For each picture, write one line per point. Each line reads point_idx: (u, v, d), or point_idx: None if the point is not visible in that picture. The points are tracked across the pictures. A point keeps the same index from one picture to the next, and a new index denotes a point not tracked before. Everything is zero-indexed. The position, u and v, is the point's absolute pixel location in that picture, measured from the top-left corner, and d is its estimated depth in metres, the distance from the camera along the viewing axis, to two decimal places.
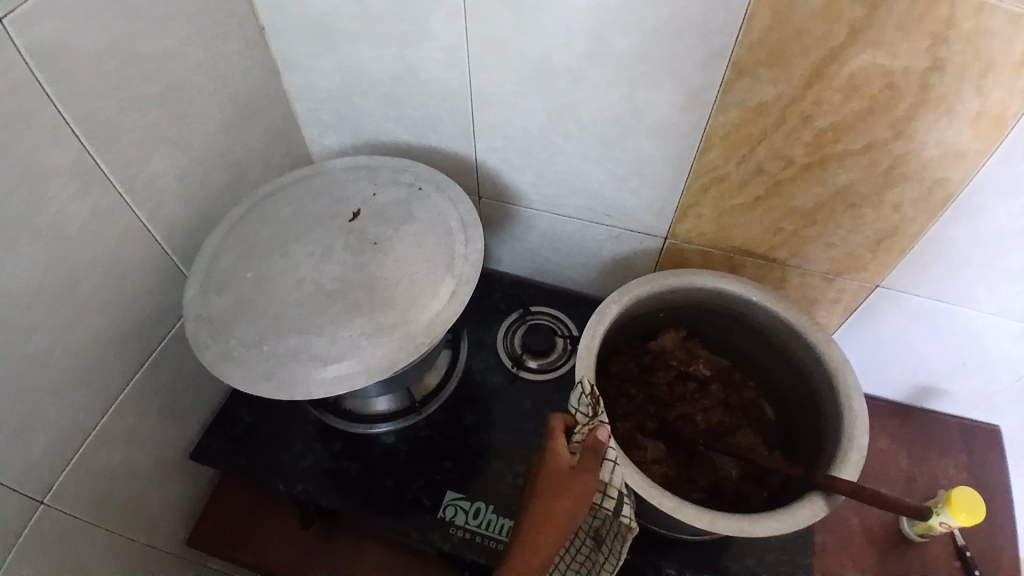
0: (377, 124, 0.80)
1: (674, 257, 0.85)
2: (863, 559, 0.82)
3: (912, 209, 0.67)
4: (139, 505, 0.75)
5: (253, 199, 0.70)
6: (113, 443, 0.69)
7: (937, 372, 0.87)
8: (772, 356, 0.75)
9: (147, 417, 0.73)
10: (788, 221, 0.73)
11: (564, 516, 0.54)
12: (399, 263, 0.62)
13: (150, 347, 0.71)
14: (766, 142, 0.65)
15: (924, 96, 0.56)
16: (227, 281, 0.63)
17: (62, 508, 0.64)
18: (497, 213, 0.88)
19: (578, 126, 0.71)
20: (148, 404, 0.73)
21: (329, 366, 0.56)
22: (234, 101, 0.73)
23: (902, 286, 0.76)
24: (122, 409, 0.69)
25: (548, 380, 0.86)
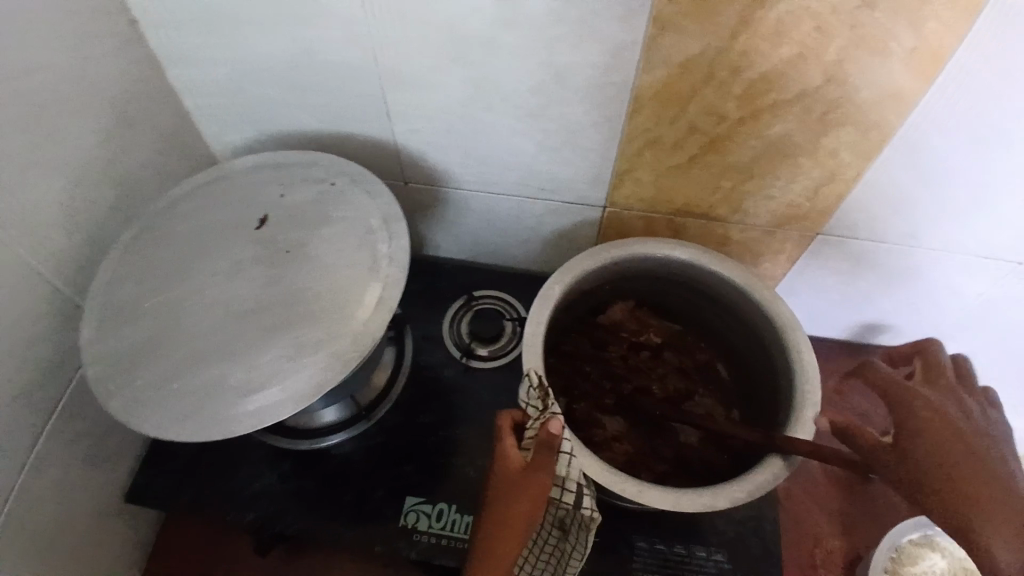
0: (281, 114, 0.72)
1: (616, 225, 0.81)
2: (829, 502, 0.83)
3: (848, 154, 0.65)
4: (79, 562, 0.69)
5: (146, 217, 0.63)
6: (36, 502, 0.62)
7: (882, 309, 0.88)
8: (722, 316, 0.74)
9: (70, 467, 0.66)
10: (726, 177, 0.71)
11: (522, 519, 0.52)
12: (317, 272, 0.57)
13: (58, 393, 0.63)
14: (697, 99, 0.62)
15: (854, 36, 0.54)
16: (126, 315, 0.56)
17: None
18: (427, 197, 0.82)
19: (500, 99, 0.66)
20: (70, 454, 0.66)
21: (251, 399, 0.52)
22: (111, 107, 0.64)
23: (845, 230, 0.75)
24: (41, 465, 0.62)
25: (500, 366, 0.83)
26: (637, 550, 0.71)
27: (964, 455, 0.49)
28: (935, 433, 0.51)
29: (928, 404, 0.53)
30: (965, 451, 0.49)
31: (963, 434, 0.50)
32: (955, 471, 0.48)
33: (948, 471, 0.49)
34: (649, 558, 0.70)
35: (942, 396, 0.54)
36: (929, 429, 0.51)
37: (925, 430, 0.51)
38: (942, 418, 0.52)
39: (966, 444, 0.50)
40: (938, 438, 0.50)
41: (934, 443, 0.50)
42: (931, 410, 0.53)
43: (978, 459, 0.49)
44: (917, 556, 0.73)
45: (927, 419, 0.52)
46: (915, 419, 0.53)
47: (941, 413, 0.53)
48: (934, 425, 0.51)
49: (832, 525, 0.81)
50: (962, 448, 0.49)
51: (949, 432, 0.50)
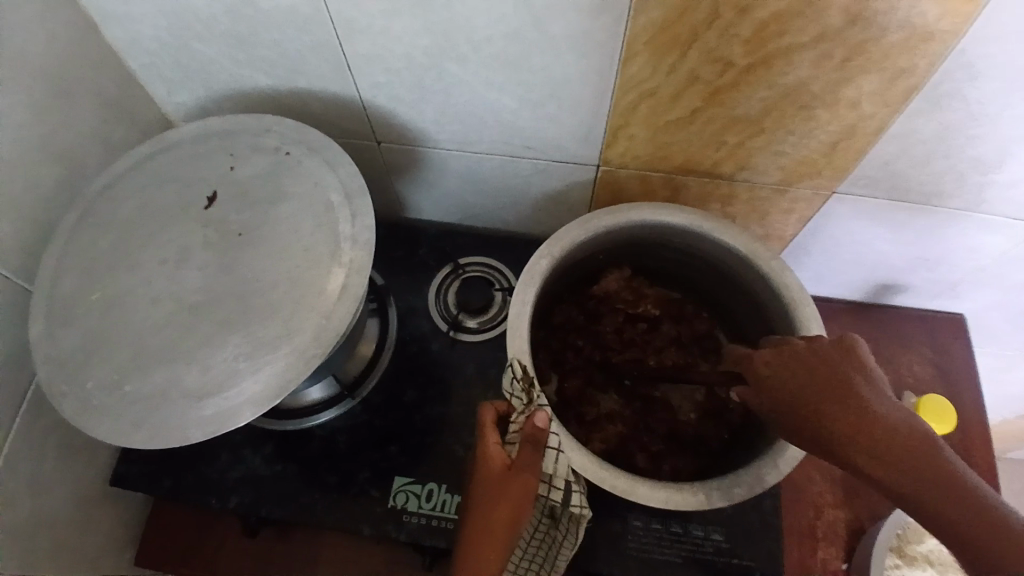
0: (232, 72, 0.65)
1: (610, 185, 0.75)
2: (831, 469, 0.79)
3: (870, 104, 0.57)
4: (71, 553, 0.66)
5: (88, 198, 0.57)
6: (13, 500, 0.57)
7: (897, 268, 0.82)
8: (725, 285, 0.68)
9: (46, 460, 0.61)
10: (731, 131, 0.63)
11: (506, 525, 0.49)
12: (273, 258, 0.52)
13: (24, 385, 0.58)
14: (698, 43, 0.54)
15: None
16: (72, 309, 0.52)
17: None
18: (403, 158, 0.75)
19: (472, 49, 0.58)
20: (45, 448, 0.61)
21: (206, 403, 0.48)
22: (41, 74, 0.57)
23: (861, 188, 0.68)
24: (12, 464, 0.57)
25: (490, 338, 0.78)
26: (631, 529, 0.68)
27: (858, 416, 0.48)
28: (824, 406, 0.49)
29: (791, 369, 0.52)
30: (855, 412, 0.48)
31: (843, 389, 0.49)
32: (867, 440, 0.47)
33: (863, 445, 0.47)
34: (644, 536, 0.68)
35: (799, 353, 0.53)
36: (816, 404, 0.50)
37: (808, 407, 0.50)
38: (814, 380, 0.51)
39: (848, 400, 0.49)
40: (826, 411, 0.49)
41: (825, 416, 0.49)
42: (802, 376, 0.51)
43: (870, 414, 0.48)
44: (922, 533, 0.75)
45: (806, 393, 0.51)
46: (797, 397, 0.51)
47: (809, 373, 0.51)
48: (815, 398, 0.50)
49: (835, 494, 0.78)
50: (850, 410, 0.48)
51: (829, 399, 0.49)
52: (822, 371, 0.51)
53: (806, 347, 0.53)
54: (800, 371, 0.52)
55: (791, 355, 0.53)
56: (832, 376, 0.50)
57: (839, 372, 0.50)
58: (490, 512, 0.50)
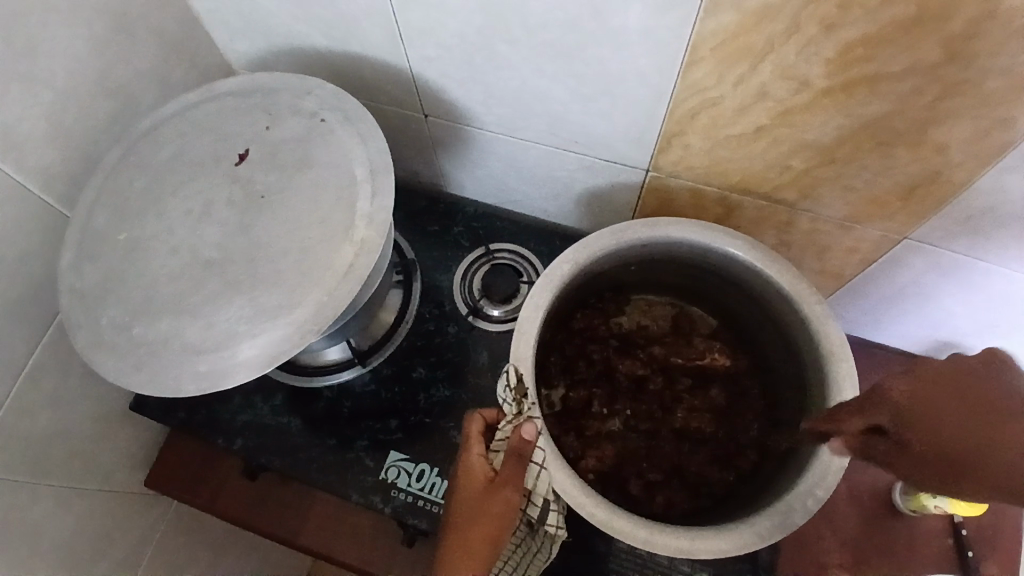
0: (287, 27, 0.64)
1: (659, 193, 0.70)
2: (844, 530, 0.74)
3: (960, 152, 0.51)
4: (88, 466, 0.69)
5: (132, 137, 0.58)
6: (34, 409, 0.60)
7: (964, 330, 0.74)
8: (762, 322, 0.64)
9: (70, 377, 0.64)
10: (798, 157, 0.57)
11: (484, 544, 0.48)
12: (288, 225, 0.52)
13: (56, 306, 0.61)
14: (771, 57, 0.48)
15: (994, 4, 0.39)
16: (99, 246, 0.54)
17: None
18: (449, 134, 0.73)
19: (525, 31, 0.54)
20: (70, 366, 0.63)
21: (201, 358, 0.49)
22: (103, 10, 0.57)
23: (937, 241, 0.61)
24: (37, 376, 0.60)
25: (507, 330, 0.77)
26: (614, 551, 0.66)
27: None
28: (994, 424, 0.45)
29: (938, 395, 0.48)
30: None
31: (1004, 401, 0.45)
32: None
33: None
34: (626, 562, 0.66)
35: (940, 375, 0.48)
36: (981, 423, 0.45)
37: (971, 431, 0.45)
38: (967, 399, 0.46)
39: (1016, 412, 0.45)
40: (990, 429, 0.45)
41: (994, 435, 0.44)
42: (953, 398, 0.47)
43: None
44: None
45: (944, 415, 0.47)
46: (953, 420, 0.46)
47: (965, 391, 0.47)
48: (973, 418, 0.46)
49: (842, 556, 0.73)
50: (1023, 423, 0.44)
51: (1000, 415, 0.45)
52: (976, 388, 0.47)
53: (944, 366, 0.49)
54: (935, 403, 0.47)
55: (931, 381, 0.48)
56: (992, 393, 0.46)
57: (993, 386, 0.46)
58: (469, 527, 0.49)
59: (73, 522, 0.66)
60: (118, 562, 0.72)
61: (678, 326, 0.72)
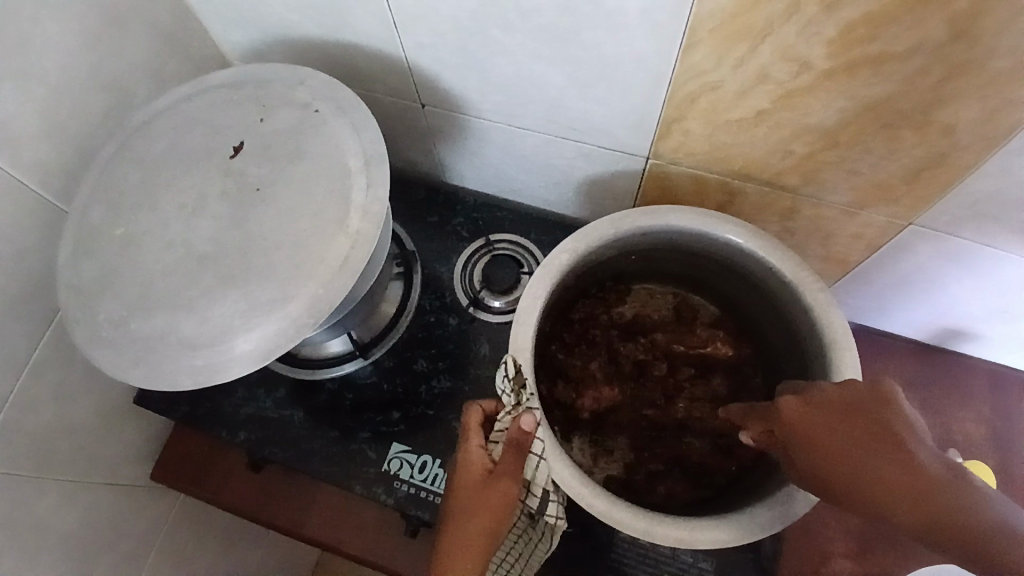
0: (281, 16, 0.63)
1: (660, 180, 0.69)
2: (851, 518, 0.74)
3: (966, 134, 0.50)
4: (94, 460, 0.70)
5: (127, 131, 0.58)
6: (37, 405, 0.61)
7: (971, 316, 0.73)
8: (764, 310, 0.63)
9: (72, 372, 0.64)
10: (801, 141, 0.56)
11: (482, 537, 0.48)
12: (282, 217, 0.52)
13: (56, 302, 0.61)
14: (771, 39, 0.47)
15: None
16: (95, 241, 0.54)
17: None
18: (446, 124, 0.72)
19: (519, 16, 0.53)
20: (71, 362, 0.63)
21: (198, 352, 0.49)
22: (95, 2, 0.57)
23: (943, 226, 0.60)
24: (38, 373, 0.60)
25: (508, 321, 0.76)
26: (617, 541, 0.66)
27: (895, 459, 0.42)
28: (862, 453, 0.44)
29: (820, 419, 0.47)
30: (892, 458, 0.42)
31: (881, 433, 0.44)
32: (902, 491, 0.41)
33: (900, 491, 0.41)
34: (629, 551, 0.66)
35: (830, 399, 0.48)
36: (848, 450, 0.45)
37: (840, 455, 0.45)
38: (845, 425, 0.46)
39: (887, 445, 0.43)
40: (857, 457, 0.44)
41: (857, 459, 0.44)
42: (833, 422, 0.47)
43: (908, 462, 0.42)
44: None
45: (823, 436, 0.46)
46: (827, 441, 0.46)
47: (845, 417, 0.46)
48: (845, 444, 0.45)
49: (847, 545, 0.73)
50: (890, 458, 0.43)
51: (869, 446, 0.44)
52: (855, 415, 0.46)
53: (836, 391, 0.48)
54: (821, 424, 0.47)
55: (817, 404, 0.48)
56: (868, 424, 0.45)
57: (874, 418, 0.45)
58: (467, 521, 0.48)
59: (79, 516, 0.67)
60: (125, 553, 0.73)
61: (679, 315, 0.71)
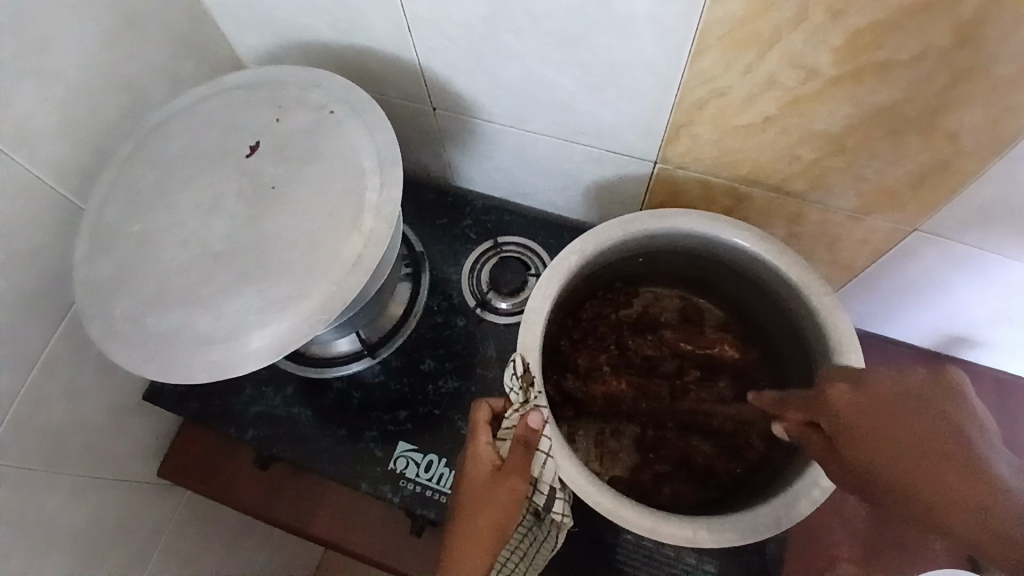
0: (295, 20, 0.65)
1: (667, 184, 0.69)
2: (854, 523, 0.75)
3: (971, 140, 0.50)
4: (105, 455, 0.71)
5: (145, 131, 0.59)
6: (49, 399, 0.62)
7: (976, 322, 0.74)
8: (770, 314, 0.64)
9: (84, 367, 0.65)
10: (807, 146, 0.57)
11: (490, 533, 0.48)
12: (296, 216, 0.53)
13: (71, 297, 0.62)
14: (779, 45, 0.48)
15: None
16: (112, 238, 0.55)
17: (6, 465, 0.58)
18: (456, 127, 0.73)
19: (531, 22, 0.54)
20: (84, 357, 0.64)
21: (213, 347, 0.50)
22: (115, 5, 0.58)
23: (949, 232, 0.60)
24: (52, 367, 0.61)
25: (515, 323, 0.77)
26: (622, 541, 0.66)
27: (965, 461, 0.41)
28: (921, 450, 0.42)
29: (875, 411, 0.46)
30: (953, 456, 0.41)
31: (946, 431, 0.43)
32: (971, 497, 0.39)
33: (968, 497, 0.39)
34: (634, 552, 0.66)
35: (883, 390, 0.47)
36: (906, 442, 0.43)
37: (896, 450, 0.43)
38: (900, 417, 0.45)
39: (950, 441, 0.42)
40: (916, 455, 0.42)
41: (913, 452, 0.43)
42: (888, 413, 0.45)
43: (974, 463, 0.40)
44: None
45: (879, 426, 0.45)
46: (881, 431, 0.45)
47: (904, 411, 0.45)
48: (902, 439, 0.43)
49: (851, 548, 0.74)
50: (951, 457, 0.41)
51: (931, 441, 0.42)
52: (917, 408, 0.44)
53: (893, 382, 0.47)
54: (878, 413, 0.46)
55: (872, 394, 0.47)
56: (929, 420, 0.43)
57: (936, 410, 0.44)
58: (475, 517, 0.49)
59: (88, 510, 0.67)
60: (133, 549, 0.74)
61: (687, 317, 0.72)
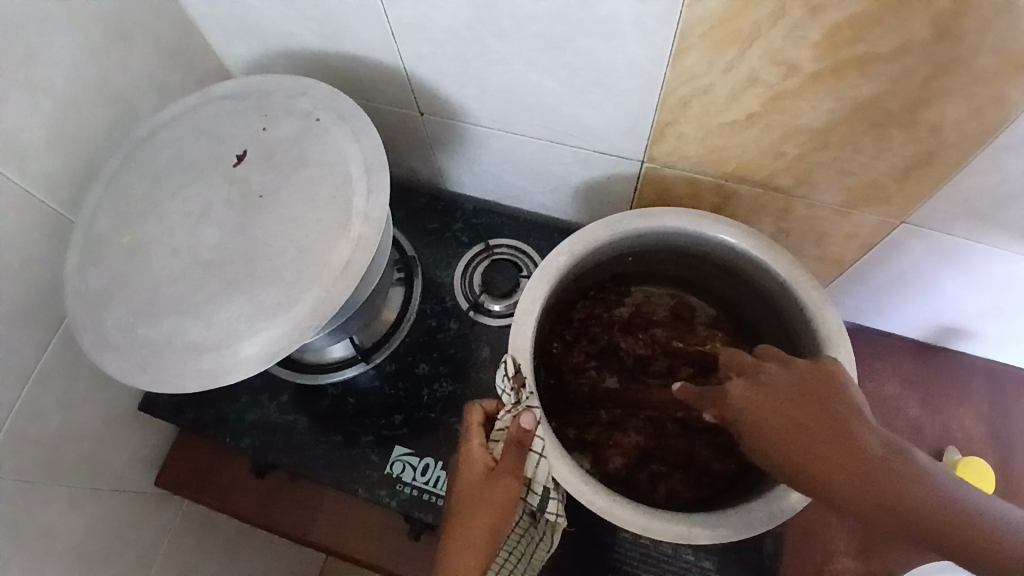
0: (280, 28, 0.65)
1: (656, 183, 0.70)
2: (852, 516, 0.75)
3: (953, 133, 0.51)
4: (101, 466, 0.70)
5: (132, 142, 0.59)
6: (44, 412, 0.62)
7: (966, 313, 0.74)
8: (760, 310, 0.64)
9: (78, 379, 0.65)
10: (792, 142, 0.57)
11: (484, 534, 0.48)
12: (285, 224, 0.53)
13: (62, 311, 0.62)
14: (760, 42, 0.48)
15: None
16: (102, 249, 0.55)
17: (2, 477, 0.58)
18: (445, 132, 0.74)
19: (514, 24, 0.54)
20: (78, 368, 0.64)
21: (204, 356, 0.50)
22: (99, 18, 0.58)
23: (934, 224, 0.61)
24: (44, 380, 0.61)
25: (508, 325, 0.77)
26: (620, 540, 0.67)
27: (834, 438, 0.45)
28: (801, 434, 0.47)
29: (764, 401, 0.51)
30: (836, 439, 0.45)
31: (820, 411, 0.47)
32: (842, 464, 0.44)
33: (838, 471, 0.44)
34: (631, 551, 0.66)
35: (774, 383, 0.51)
36: (799, 434, 0.47)
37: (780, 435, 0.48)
38: (794, 407, 0.49)
39: (833, 425, 0.46)
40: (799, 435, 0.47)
41: (805, 441, 0.46)
42: (778, 405, 0.49)
43: (854, 441, 0.45)
44: None
45: (776, 418, 0.49)
46: (778, 423, 0.49)
47: (787, 397, 0.50)
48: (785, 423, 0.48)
49: (849, 542, 0.74)
50: (837, 440, 0.45)
51: (819, 428, 0.46)
52: (805, 396, 0.49)
53: (783, 375, 0.51)
54: (774, 407, 0.49)
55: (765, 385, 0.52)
56: (805, 402, 0.48)
57: (821, 397, 0.48)
58: (469, 520, 0.49)
59: (86, 521, 0.68)
60: (131, 559, 0.74)
61: (678, 316, 0.72)
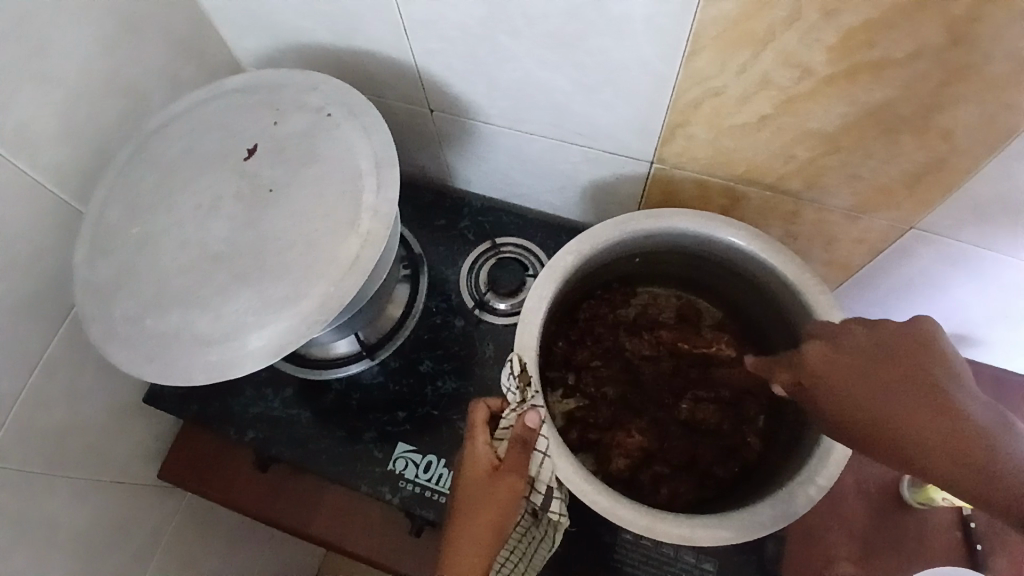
0: (292, 23, 0.65)
1: (664, 184, 0.70)
2: (854, 521, 0.75)
3: (965, 139, 0.51)
4: (105, 457, 0.71)
5: (143, 134, 0.60)
6: (50, 402, 0.62)
7: (972, 320, 0.74)
8: (767, 313, 0.64)
9: (85, 369, 0.65)
10: (803, 145, 0.57)
11: (488, 530, 0.49)
12: (295, 218, 0.53)
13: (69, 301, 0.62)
14: (773, 44, 0.48)
15: None
16: (112, 241, 0.55)
17: (7, 465, 0.58)
18: (454, 129, 0.74)
19: (526, 23, 0.54)
20: (83, 359, 0.64)
21: (212, 349, 0.50)
22: (112, 10, 0.58)
23: (944, 230, 0.61)
24: (51, 370, 0.61)
25: (513, 323, 0.77)
26: (621, 540, 0.66)
27: (933, 410, 0.46)
28: (890, 405, 0.48)
29: (847, 370, 0.51)
30: (934, 412, 0.46)
31: (917, 384, 0.48)
32: (937, 431, 0.46)
33: (927, 436, 0.46)
34: (631, 552, 0.66)
35: (852, 344, 0.52)
36: (888, 404, 0.48)
37: (874, 401, 0.49)
38: (882, 375, 0.49)
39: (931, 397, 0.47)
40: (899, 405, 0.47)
41: (900, 412, 0.47)
42: (862, 372, 0.50)
43: (949, 410, 0.46)
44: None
45: (861, 385, 0.49)
46: (861, 390, 0.49)
47: (868, 362, 0.50)
48: (881, 390, 0.49)
49: (851, 548, 0.74)
50: (936, 416, 0.46)
51: (921, 403, 0.47)
52: (895, 361, 0.49)
53: (861, 336, 0.52)
54: (859, 373, 0.50)
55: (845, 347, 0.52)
56: (895, 369, 0.49)
57: (916, 368, 0.48)
58: (473, 516, 0.49)
59: (89, 511, 0.68)
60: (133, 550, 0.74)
61: (684, 317, 0.72)
